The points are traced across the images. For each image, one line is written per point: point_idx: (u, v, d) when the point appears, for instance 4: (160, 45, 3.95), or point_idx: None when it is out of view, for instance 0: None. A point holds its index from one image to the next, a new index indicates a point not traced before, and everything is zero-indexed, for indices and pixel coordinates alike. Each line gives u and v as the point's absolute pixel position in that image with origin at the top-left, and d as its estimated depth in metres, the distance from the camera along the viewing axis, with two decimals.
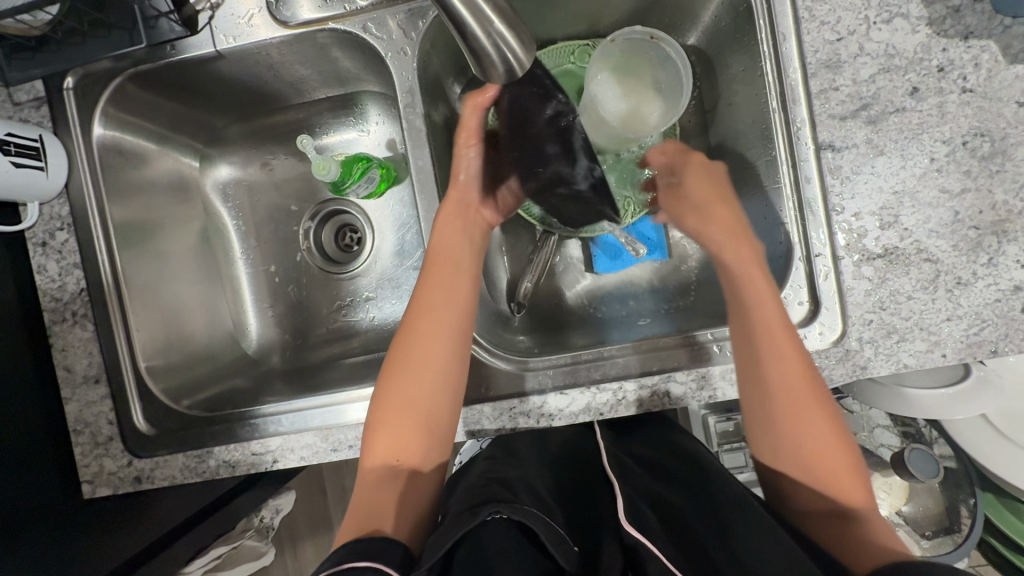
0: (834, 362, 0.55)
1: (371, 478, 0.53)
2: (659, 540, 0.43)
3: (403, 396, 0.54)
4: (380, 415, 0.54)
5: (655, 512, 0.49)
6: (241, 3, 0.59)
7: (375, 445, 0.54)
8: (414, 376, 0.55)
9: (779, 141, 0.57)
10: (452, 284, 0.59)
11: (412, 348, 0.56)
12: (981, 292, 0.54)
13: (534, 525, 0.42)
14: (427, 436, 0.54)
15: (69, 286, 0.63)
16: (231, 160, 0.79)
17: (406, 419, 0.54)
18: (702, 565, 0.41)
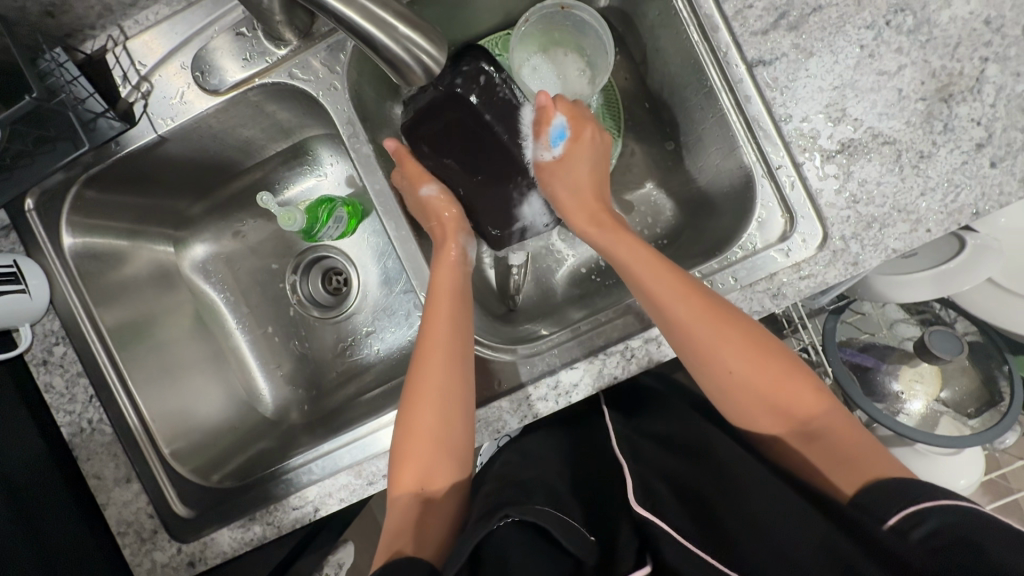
0: (825, 266, 0.56)
1: (397, 508, 0.52)
2: (671, 516, 0.43)
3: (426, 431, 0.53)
4: (405, 448, 0.53)
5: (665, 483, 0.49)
6: (169, 84, 0.60)
7: (403, 476, 0.53)
8: (432, 407, 0.53)
9: (711, 71, 0.57)
10: (449, 312, 0.57)
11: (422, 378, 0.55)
12: (947, 159, 0.54)
13: (545, 522, 0.43)
14: (450, 462, 0.54)
15: (78, 396, 0.64)
16: (204, 238, 0.81)
17: (431, 450, 0.53)
18: (715, 531, 0.42)
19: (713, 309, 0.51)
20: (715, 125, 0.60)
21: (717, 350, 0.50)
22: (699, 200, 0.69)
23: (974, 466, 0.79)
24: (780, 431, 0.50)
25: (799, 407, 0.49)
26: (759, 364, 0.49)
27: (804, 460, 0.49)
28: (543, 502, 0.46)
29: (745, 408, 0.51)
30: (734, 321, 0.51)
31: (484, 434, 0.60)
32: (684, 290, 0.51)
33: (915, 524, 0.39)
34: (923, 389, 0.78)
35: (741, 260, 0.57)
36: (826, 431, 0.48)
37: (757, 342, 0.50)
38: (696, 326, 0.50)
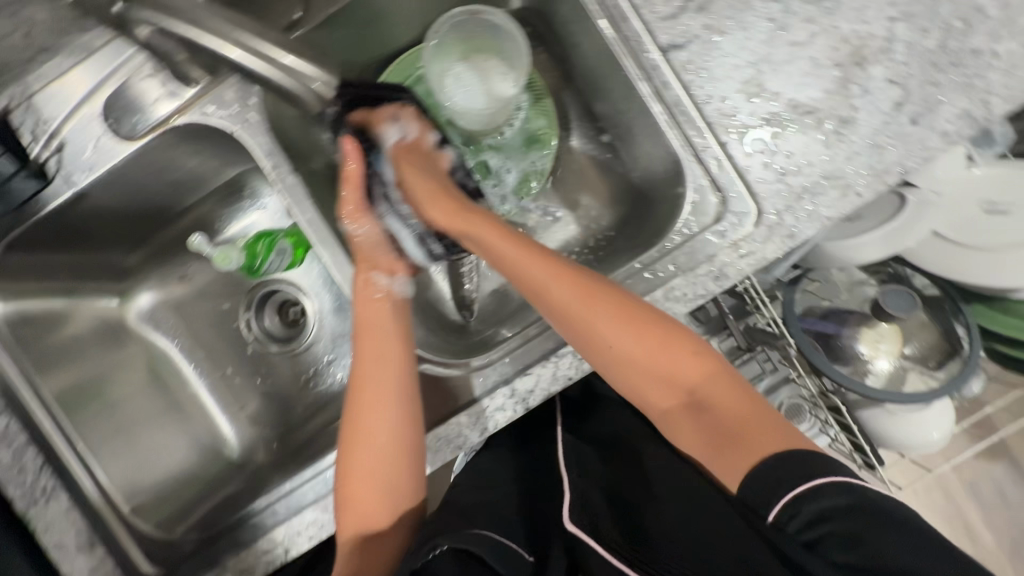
0: (763, 242, 0.56)
1: (345, 550, 0.54)
2: (605, 535, 0.47)
3: (365, 469, 0.55)
4: (346, 488, 0.54)
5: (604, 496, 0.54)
6: (81, 135, 0.59)
7: (346, 521, 0.54)
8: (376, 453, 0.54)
9: (626, 61, 0.57)
10: (387, 354, 0.57)
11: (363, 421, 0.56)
12: (868, 122, 0.54)
13: (476, 549, 0.45)
14: (394, 500, 0.56)
15: (29, 465, 0.60)
16: (149, 285, 0.79)
17: (374, 491, 0.55)
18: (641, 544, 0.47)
19: (609, 297, 0.53)
20: (639, 114, 0.60)
21: (611, 338, 0.53)
22: (639, 190, 0.69)
23: (944, 418, 0.80)
24: (669, 403, 0.54)
25: (683, 383, 0.53)
26: (646, 342, 0.53)
27: (692, 433, 0.53)
28: (482, 526, 0.49)
29: (638, 388, 0.55)
30: (626, 304, 0.54)
31: (447, 452, 0.59)
32: (572, 285, 0.54)
33: (791, 517, 0.45)
34: (888, 347, 0.78)
35: (680, 246, 0.57)
36: (710, 403, 0.52)
37: (644, 323, 0.53)
38: (583, 314, 0.53)
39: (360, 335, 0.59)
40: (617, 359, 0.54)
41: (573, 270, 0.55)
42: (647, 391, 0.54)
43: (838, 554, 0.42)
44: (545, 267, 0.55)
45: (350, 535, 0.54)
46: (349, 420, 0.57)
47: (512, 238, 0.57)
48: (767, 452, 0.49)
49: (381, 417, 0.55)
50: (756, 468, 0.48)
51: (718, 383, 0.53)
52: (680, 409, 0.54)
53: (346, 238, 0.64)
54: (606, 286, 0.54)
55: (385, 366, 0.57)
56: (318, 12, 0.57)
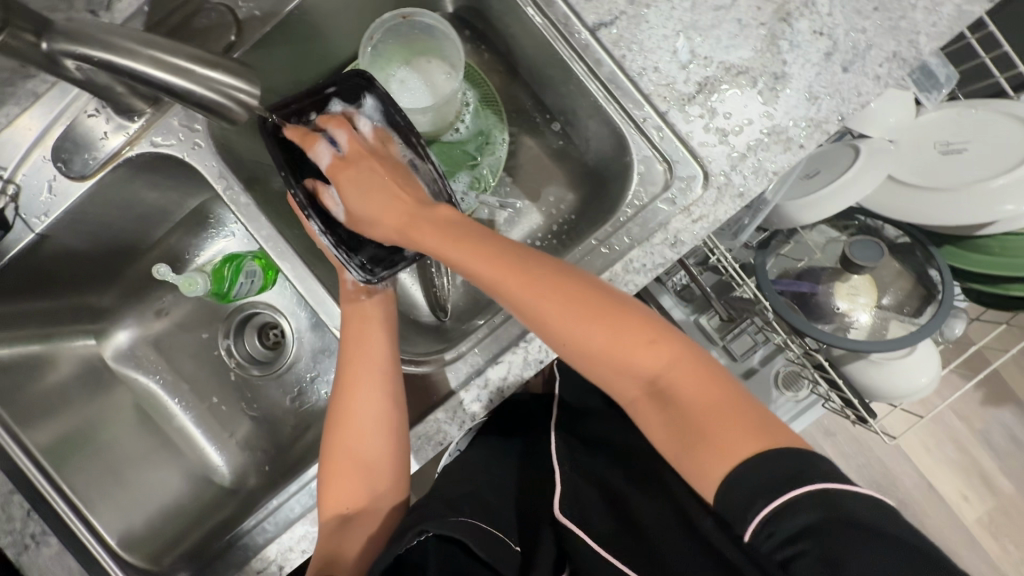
0: (714, 204, 0.56)
1: (326, 530, 0.54)
2: (592, 529, 0.51)
3: (349, 451, 0.55)
4: (332, 470, 0.55)
5: (597, 489, 0.56)
6: (35, 180, 0.59)
7: (331, 500, 0.54)
8: (357, 436, 0.55)
9: (558, 44, 0.58)
10: (373, 336, 0.57)
11: (352, 405, 0.56)
12: (800, 74, 0.55)
13: (460, 535, 0.47)
14: (377, 485, 0.55)
15: (16, 513, 0.60)
16: (127, 324, 0.79)
17: (354, 472, 0.55)
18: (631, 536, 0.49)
19: (550, 278, 0.47)
20: (581, 96, 0.61)
21: (560, 323, 0.47)
22: (594, 171, 0.69)
23: (930, 362, 0.80)
24: (633, 393, 0.47)
25: (644, 369, 0.46)
26: (590, 324, 0.46)
27: (658, 424, 0.46)
28: (466, 515, 0.50)
29: (600, 374, 0.48)
30: (565, 285, 0.47)
31: (428, 449, 0.59)
32: (519, 270, 0.47)
33: (769, 533, 0.37)
34: (863, 299, 0.78)
35: (633, 217, 0.57)
36: (677, 391, 0.45)
37: (597, 309, 0.47)
38: (529, 298, 0.47)
39: (348, 320, 0.58)
40: (570, 343, 0.47)
41: (509, 254, 0.48)
42: (606, 376, 0.47)
43: (796, 561, 0.36)
44: (486, 256, 0.48)
45: (330, 513, 0.54)
46: (337, 404, 0.57)
47: (456, 237, 0.49)
48: (746, 453, 0.40)
49: (363, 402, 0.55)
50: (740, 475, 0.40)
51: (685, 361, 0.46)
52: (643, 398, 0.47)
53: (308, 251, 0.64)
54: (543, 264, 0.48)
55: (375, 351, 0.56)
56: (253, 32, 0.58)
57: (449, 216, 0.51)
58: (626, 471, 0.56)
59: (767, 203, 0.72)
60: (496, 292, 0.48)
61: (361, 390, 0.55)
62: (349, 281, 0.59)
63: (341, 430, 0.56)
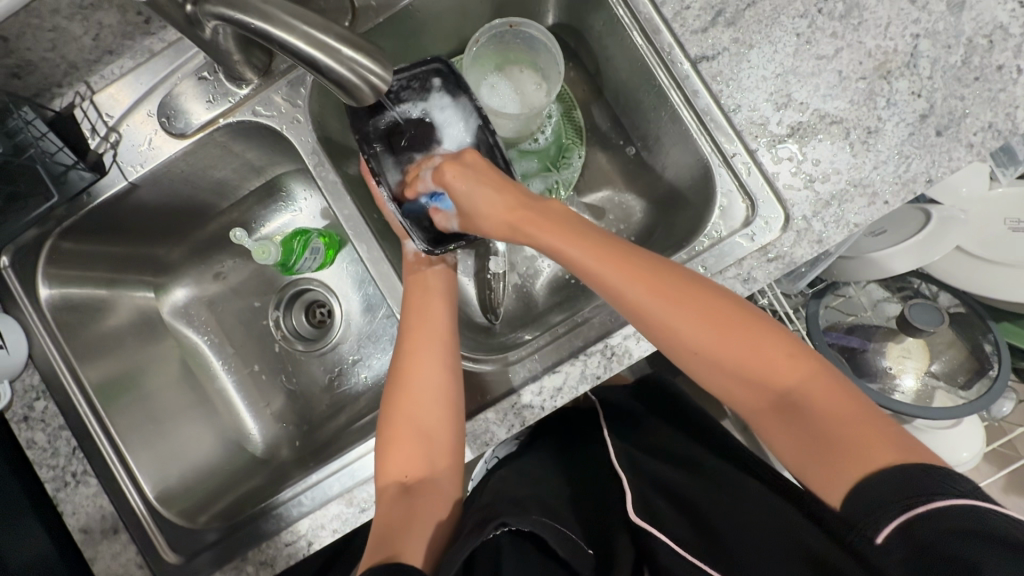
0: (792, 246, 0.56)
1: (386, 500, 0.54)
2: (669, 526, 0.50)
3: (406, 417, 0.56)
4: (392, 434, 0.56)
5: (667, 501, 0.55)
6: (137, 132, 0.62)
7: (390, 466, 0.55)
8: (412, 400, 0.56)
9: (658, 71, 0.60)
10: (433, 306, 0.60)
11: (411, 369, 0.57)
12: (894, 132, 0.56)
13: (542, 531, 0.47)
14: (435, 456, 0.56)
15: (61, 449, 0.62)
16: (185, 282, 0.81)
17: (414, 439, 0.55)
18: (704, 529, 0.49)
19: (677, 284, 0.51)
20: (670, 123, 0.62)
21: (689, 331, 0.49)
22: (665, 198, 0.70)
23: (974, 437, 0.78)
24: (757, 405, 0.49)
25: (774, 382, 0.48)
26: (720, 334, 0.49)
27: (785, 438, 0.47)
28: (538, 513, 0.50)
29: (723, 384, 0.50)
30: (695, 293, 0.50)
31: (473, 447, 0.59)
32: (655, 276, 0.51)
33: (893, 542, 0.38)
34: (914, 364, 0.77)
35: (709, 248, 0.58)
36: (806, 405, 0.46)
37: (724, 316, 0.49)
38: (659, 304, 0.50)
39: (408, 290, 0.61)
40: (699, 350, 0.50)
41: (637, 257, 0.52)
42: (729, 387, 0.50)
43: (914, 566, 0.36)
44: (613, 256, 0.52)
45: (389, 482, 0.54)
46: (395, 369, 0.59)
47: (577, 235, 0.54)
48: (881, 462, 0.42)
49: (419, 364, 0.57)
50: (870, 488, 0.41)
51: (813, 372, 0.47)
52: (768, 410, 0.48)
53: (382, 235, 0.66)
54: (672, 270, 0.51)
55: (430, 318, 0.60)
56: (367, 20, 0.60)
57: (563, 216, 0.57)
58: (695, 485, 0.55)
59: (828, 255, 0.67)
60: (610, 293, 0.52)
61: (418, 354, 0.58)
62: (411, 251, 0.64)
63: (398, 398, 0.58)
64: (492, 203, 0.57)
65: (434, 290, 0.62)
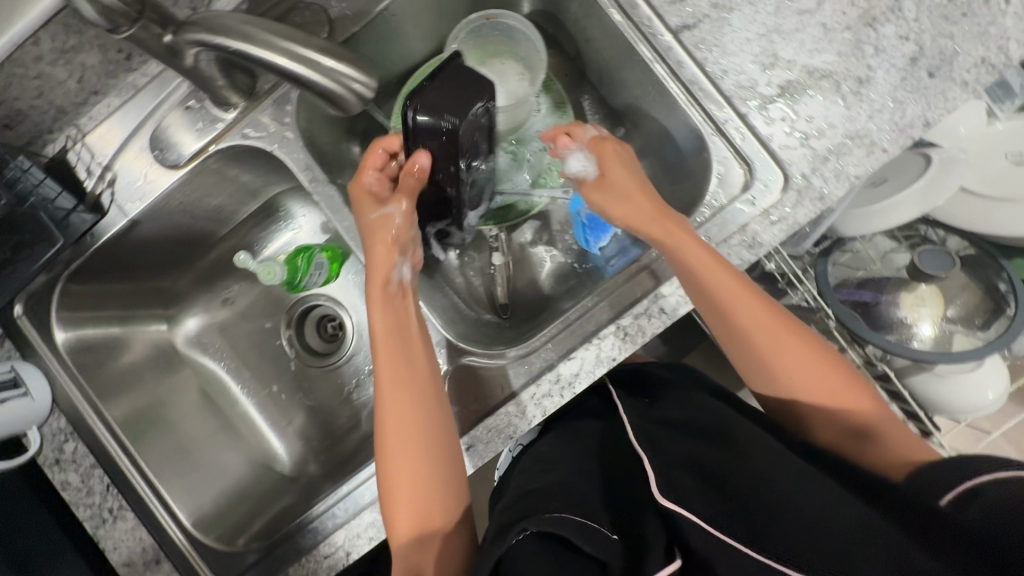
0: (794, 206, 0.56)
1: (401, 556, 0.53)
2: (697, 508, 0.45)
3: (410, 464, 0.55)
4: (393, 490, 0.55)
5: (687, 471, 0.50)
6: (132, 168, 0.63)
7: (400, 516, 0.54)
8: (415, 450, 0.55)
9: (639, 45, 0.59)
10: (414, 346, 0.59)
11: (399, 421, 0.56)
12: (885, 79, 0.55)
13: (560, 530, 0.45)
14: (447, 500, 0.56)
15: (96, 487, 0.62)
16: (195, 311, 0.82)
17: (416, 487, 0.54)
18: (730, 503, 0.46)
19: (772, 315, 0.56)
20: (658, 97, 0.62)
21: (786, 359, 0.55)
22: (662, 174, 0.70)
23: (999, 378, 0.78)
24: (831, 425, 0.56)
25: (851, 410, 0.55)
26: (809, 359, 0.55)
27: (852, 447, 0.55)
28: (561, 509, 0.48)
29: (800, 403, 0.56)
30: (787, 325, 0.56)
31: (498, 442, 0.59)
32: (754, 304, 0.55)
33: (973, 497, 0.42)
34: (929, 311, 0.76)
35: (711, 218, 0.57)
36: (877, 426, 0.54)
37: (816, 346, 0.56)
38: (755, 329, 0.55)
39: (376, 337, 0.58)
40: (793, 375, 0.55)
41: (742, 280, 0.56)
42: (809, 407, 0.56)
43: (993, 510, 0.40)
44: (722, 277, 0.54)
45: (405, 537, 0.53)
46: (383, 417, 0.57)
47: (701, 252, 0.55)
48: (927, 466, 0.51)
49: (413, 409, 0.56)
50: (937, 466, 0.47)
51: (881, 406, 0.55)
52: (842, 432, 0.55)
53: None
54: (764, 300, 0.56)
55: (416, 369, 0.58)
56: (343, 27, 0.60)
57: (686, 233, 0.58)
58: (721, 455, 0.51)
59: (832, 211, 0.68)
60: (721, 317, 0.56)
61: (407, 400, 0.56)
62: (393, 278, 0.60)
63: (393, 450, 0.56)
64: (626, 172, 0.61)
65: (411, 326, 0.60)
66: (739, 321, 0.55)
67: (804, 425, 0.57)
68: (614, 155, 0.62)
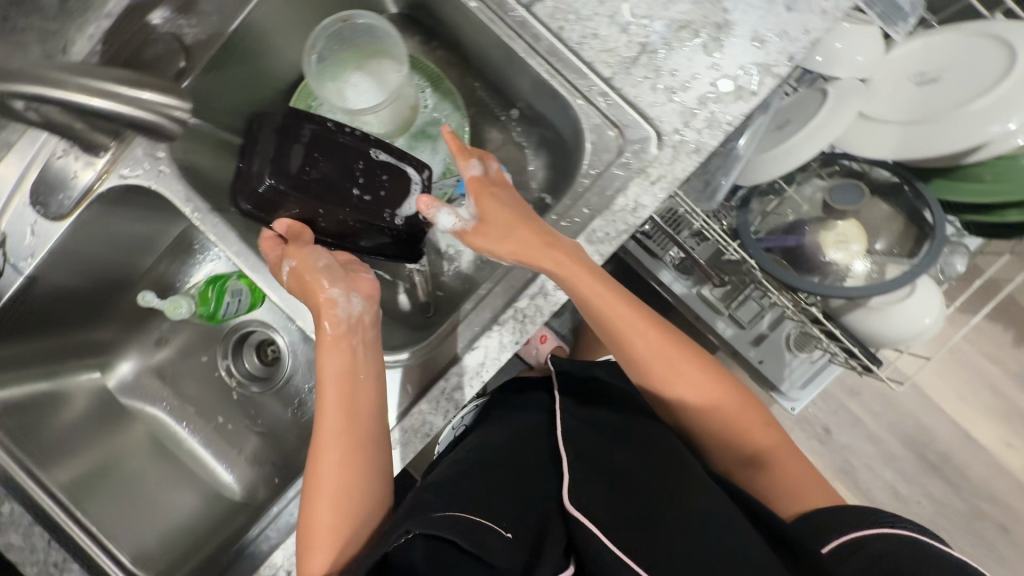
0: (671, 164, 0.55)
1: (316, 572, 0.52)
2: (597, 516, 0.49)
3: (342, 492, 0.54)
4: (317, 513, 0.54)
5: (590, 469, 0.55)
6: (19, 225, 0.62)
7: (321, 538, 0.53)
8: (353, 475, 0.55)
9: (495, 26, 0.58)
10: (368, 390, 0.57)
11: (337, 455, 0.55)
12: (743, 20, 0.54)
13: (445, 534, 0.46)
14: (370, 521, 0.56)
15: (38, 544, 0.61)
16: (130, 355, 0.83)
17: (341, 511, 0.54)
18: (622, 511, 0.50)
19: (686, 353, 0.61)
20: (528, 74, 0.61)
21: (697, 391, 0.61)
22: (557, 150, 0.69)
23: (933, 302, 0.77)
24: (735, 455, 0.62)
25: (756, 446, 0.61)
26: (718, 394, 0.61)
27: (753, 478, 0.61)
28: (451, 510, 0.49)
29: (709, 432, 0.62)
30: (701, 362, 0.61)
31: (417, 441, 0.59)
32: (660, 341, 0.60)
33: (855, 550, 0.50)
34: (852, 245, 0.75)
35: (591, 188, 0.57)
36: (776, 461, 0.61)
37: (724, 384, 0.62)
38: (670, 368, 0.60)
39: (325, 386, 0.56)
40: (702, 406, 0.61)
41: (655, 323, 0.61)
42: (718, 436, 0.62)
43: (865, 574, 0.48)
44: (630, 312, 0.59)
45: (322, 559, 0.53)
46: (323, 449, 0.56)
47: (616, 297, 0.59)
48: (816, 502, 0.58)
49: (360, 448, 0.55)
50: (819, 512, 0.55)
51: (783, 444, 0.62)
52: (746, 460, 0.62)
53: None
54: (680, 342, 0.61)
55: (369, 412, 0.56)
56: (192, 72, 0.60)
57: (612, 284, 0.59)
58: (631, 462, 0.56)
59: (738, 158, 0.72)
60: (640, 357, 0.60)
61: (350, 441, 0.55)
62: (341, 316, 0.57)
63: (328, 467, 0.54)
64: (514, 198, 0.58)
65: (357, 372, 0.57)
66: (653, 360, 0.60)
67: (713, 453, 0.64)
68: (490, 195, 0.57)
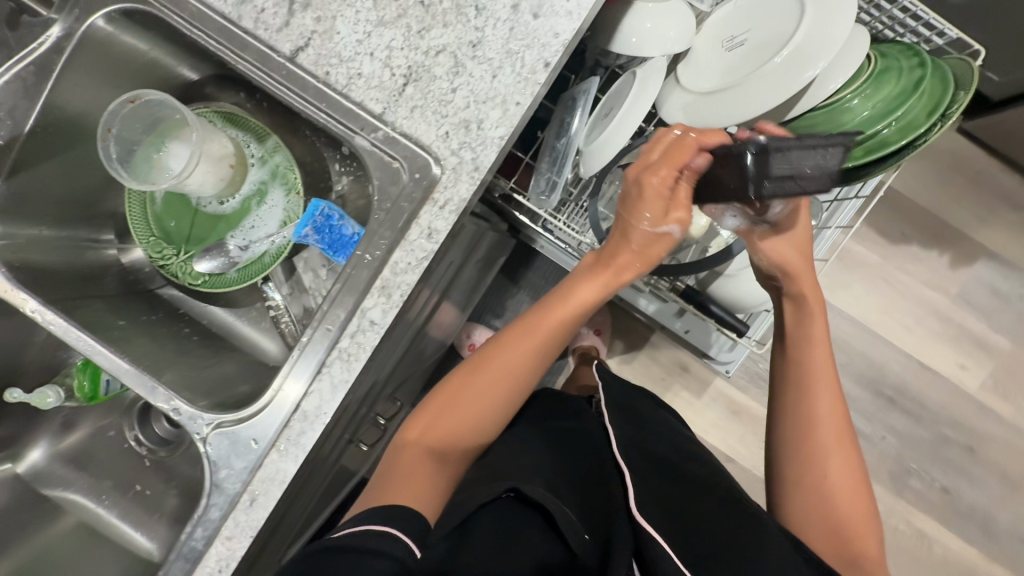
0: (455, 185, 0.57)
1: (408, 457, 0.64)
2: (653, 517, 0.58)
3: (469, 408, 0.67)
4: (446, 405, 0.67)
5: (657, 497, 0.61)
6: None
7: (425, 432, 0.66)
8: (493, 392, 0.67)
9: (264, 82, 0.58)
10: (525, 355, 0.67)
11: (501, 364, 0.67)
12: (494, 35, 0.56)
13: (548, 504, 0.57)
14: (465, 441, 0.67)
15: None
16: (39, 443, 0.86)
17: (458, 418, 0.67)
18: (682, 524, 0.58)
19: (839, 409, 0.69)
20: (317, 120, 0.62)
21: (823, 422, 0.68)
22: None
23: None
24: (831, 526, 0.65)
25: (830, 488, 0.66)
26: (846, 469, 0.67)
27: (816, 525, 0.66)
28: (542, 487, 0.60)
29: (822, 485, 0.67)
30: (853, 456, 0.68)
31: (275, 489, 0.61)
32: (834, 402, 0.69)
33: None
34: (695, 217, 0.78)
35: (386, 219, 0.58)
36: (842, 517, 0.65)
37: (857, 470, 0.67)
38: (832, 418, 0.68)
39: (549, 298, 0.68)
40: (815, 446, 0.68)
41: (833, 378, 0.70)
42: (795, 457, 0.69)
43: None
44: (819, 353, 0.70)
45: (422, 442, 0.65)
46: (517, 349, 0.67)
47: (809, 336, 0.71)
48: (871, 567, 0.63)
49: (523, 366, 0.67)
50: None
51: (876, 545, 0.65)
52: (821, 517, 0.66)
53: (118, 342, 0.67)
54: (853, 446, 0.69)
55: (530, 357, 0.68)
56: None
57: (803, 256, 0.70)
58: (677, 486, 0.64)
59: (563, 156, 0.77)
60: (795, 341, 0.72)
61: (515, 368, 0.67)
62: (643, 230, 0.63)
63: (445, 406, 0.67)
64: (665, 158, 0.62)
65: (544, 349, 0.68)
66: (812, 363, 0.70)
67: (788, 496, 0.69)
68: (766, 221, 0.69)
